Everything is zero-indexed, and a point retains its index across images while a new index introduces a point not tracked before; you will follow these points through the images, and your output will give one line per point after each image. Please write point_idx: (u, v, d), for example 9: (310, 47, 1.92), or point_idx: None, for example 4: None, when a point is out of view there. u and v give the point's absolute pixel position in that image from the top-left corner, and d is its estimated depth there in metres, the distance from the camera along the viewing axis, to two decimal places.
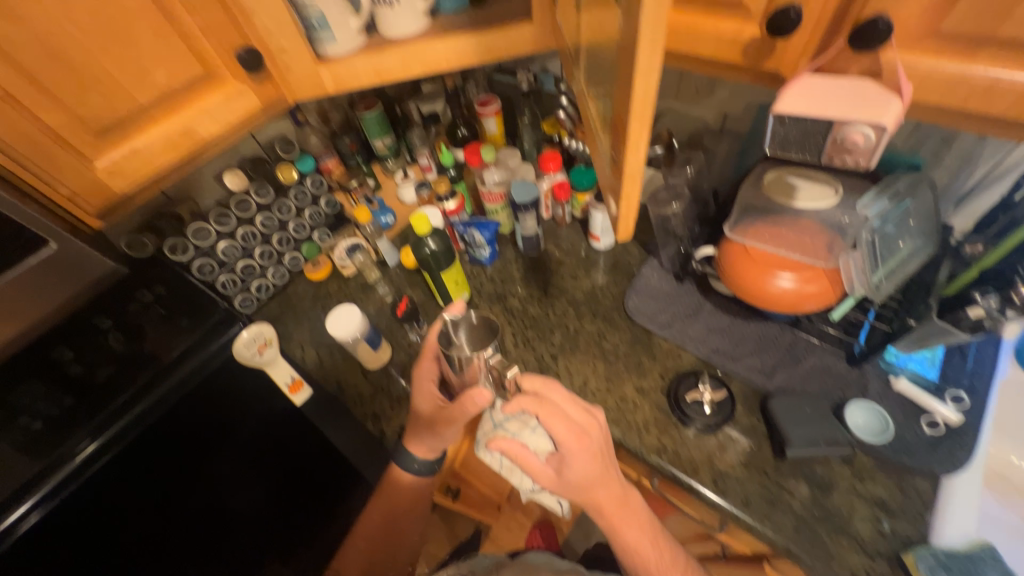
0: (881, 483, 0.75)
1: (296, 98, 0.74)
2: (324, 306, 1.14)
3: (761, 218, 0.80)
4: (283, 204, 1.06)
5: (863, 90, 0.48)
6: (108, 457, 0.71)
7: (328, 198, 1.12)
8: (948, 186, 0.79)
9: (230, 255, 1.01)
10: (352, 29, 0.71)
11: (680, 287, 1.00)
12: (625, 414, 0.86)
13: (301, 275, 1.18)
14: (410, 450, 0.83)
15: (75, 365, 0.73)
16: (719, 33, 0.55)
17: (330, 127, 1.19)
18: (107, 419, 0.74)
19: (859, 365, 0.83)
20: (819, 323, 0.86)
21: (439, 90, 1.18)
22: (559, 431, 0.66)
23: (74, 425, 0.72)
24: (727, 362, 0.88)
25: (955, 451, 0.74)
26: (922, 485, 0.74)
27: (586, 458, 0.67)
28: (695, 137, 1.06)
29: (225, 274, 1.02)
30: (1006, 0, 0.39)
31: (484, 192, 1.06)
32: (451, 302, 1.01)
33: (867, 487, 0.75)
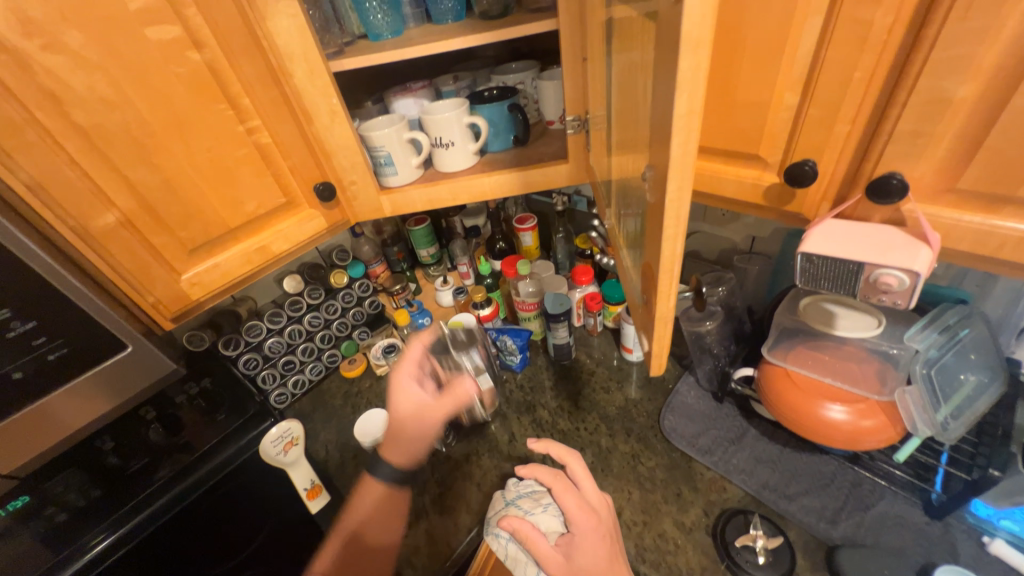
0: None
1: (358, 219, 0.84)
2: (354, 405, 1.14)
3: (802, 342, 0.78)
4: (332, 306, 1.14)
5: (889, 237, 0.50)
6: (122, 550, 0.72)
7: (372, 300, 1.21)
8: (1003, 319, 0.74)
9: (275, 350, 1.07)
10: (412, 165, 0.83)
11: (720, 408, 0.95)
12: (665, 556, 0.76)
13: (337, 371, 1.22)
14: (387, 454, 0.81)
15: (113, 455, 0.78)
16: (740, 178, 0.61)
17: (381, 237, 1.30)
18: (128, 512, 0.76)
19: (942, 518, 0.73)
20: (884, 462, 0.79)
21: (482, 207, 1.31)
22: (569, 503, 0.71)
23: (96, 518, 0.74)
24: (781, 501, 0.79)
25: None
26: None
27: (594, 542, 0.67)
28: (725, 256, 1.09)
29: (268, 369, 1.07)
30: (1018, 166, 0.41)
31: (518, 302, 1.10)
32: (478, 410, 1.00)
33: None
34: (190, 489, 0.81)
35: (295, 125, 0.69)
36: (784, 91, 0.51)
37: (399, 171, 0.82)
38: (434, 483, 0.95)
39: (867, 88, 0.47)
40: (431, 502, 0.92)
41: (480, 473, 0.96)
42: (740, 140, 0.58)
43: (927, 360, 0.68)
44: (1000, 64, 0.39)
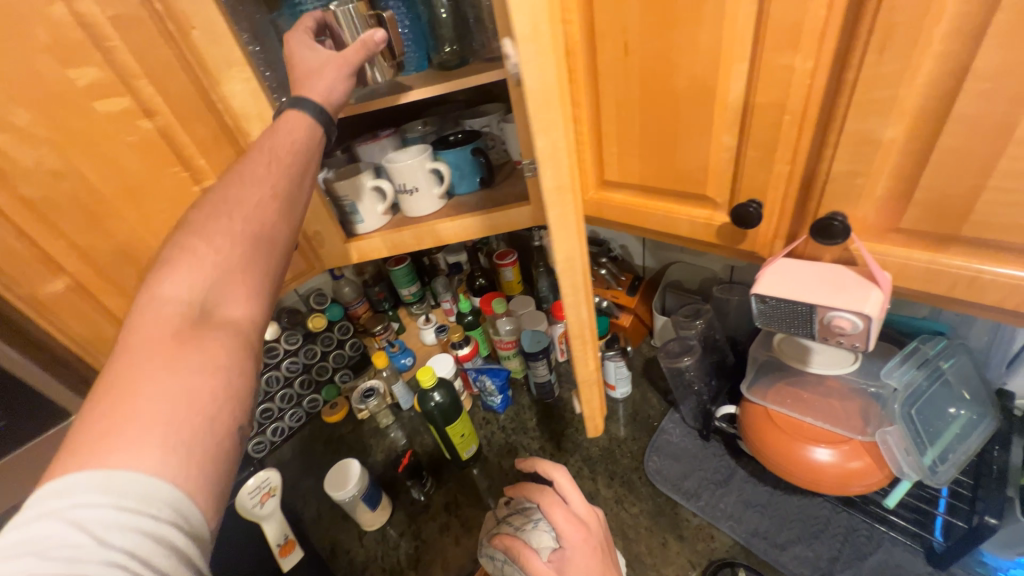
0: None
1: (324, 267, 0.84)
2: (332, 451, 1.11)
3: (780, 379, 0.76)
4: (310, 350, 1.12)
5: (840, 278, 0.48)
6: None
7: (353, 341, 1.20)
8: (987, 350, 0.71)
9: None
10: (377, 212, 0.84)
11: (706, 448, 0.91)
12: None
13: (317, 416, 1.19)
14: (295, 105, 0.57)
15: None
16: (692, 218, 0.59)
17: (363, 277, 1.27)
18: None
19: (945, 568, 0.67)
20: (877, 506, 0.73)
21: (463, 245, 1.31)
22: (557, 513, 0.59)
23: None
24: (771, 550, 0.74)
25: None
26: None
27: (590, 555, 0.57)
28: (705, 286, 1.07)
29: None
30: (956, 206, 0.40)
31: (497, 341, 1.09)
32: (456, 456, 0.98)
33: None
34: None
35: None
36: (722, 134, 0.51)
37: (365, 219, 0.83)
38: (411, 536, 0.91)
39: (800, 130, 0.46)
40: (406, 558, 0.88)
41: (458, 524, 0.92)
42: (687, 181, 0.57)
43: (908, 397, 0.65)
44: (923, 106, 0.38)
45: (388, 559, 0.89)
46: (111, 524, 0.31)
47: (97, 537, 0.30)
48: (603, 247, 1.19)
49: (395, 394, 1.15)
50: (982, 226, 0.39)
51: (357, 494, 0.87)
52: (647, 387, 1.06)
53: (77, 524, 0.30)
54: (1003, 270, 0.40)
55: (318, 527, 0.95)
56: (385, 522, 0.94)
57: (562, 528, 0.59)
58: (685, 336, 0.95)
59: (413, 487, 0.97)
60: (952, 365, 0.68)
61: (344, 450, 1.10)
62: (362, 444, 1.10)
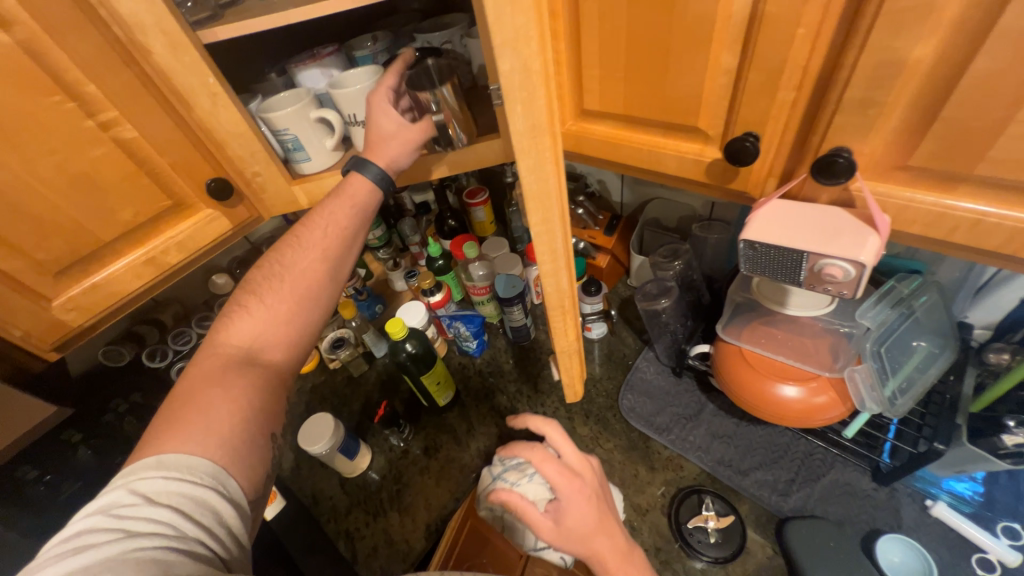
0: None
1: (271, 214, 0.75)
2: (306, 403, 1.08)
3: (756, 319, 0.75)
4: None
5: (836, 221, 0.44)
6: None
7: None
8: (956, 286, 0.72)
9: None
10: (326, 149, 0.73)
11: (679, 384, 0.94)
12: None
13: None
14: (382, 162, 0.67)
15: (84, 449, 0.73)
16: (681, 154, 0.53)
17: None
18: None
19: (888, 484, 0.73)
20: (834, 433, 0.78)
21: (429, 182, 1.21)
22: (551, 471, 0.58)
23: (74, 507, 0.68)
24: (734, 477, 0.79)
25: None
26: None
27: (586, 505, 0.58)
28: (684, 223, 1.03)
29: None
30: (977, 140, 0.35)
31: (471, 287, 1.05)
32: (433, 403, 0.97)
33: None
34: None
35: (169, 113, 0.58)
36: (721, 53, 0.44)
37: (312, 157, 0.72)
38: (391, 481, 0.92)
39: (812, 47, 0.39)
40: (388, 501, 0.90)
41: (436, 466, 0.93)
42: (677, 111, 0.50)
43: (877, 337, 0.66)
44: (961, 18, 0.32)
45: (371, 503, 0.91)
46: (162, 490, 0.44)
47: (149, 500, 0.43)
48: (580, 183, 1.11)
49: (368, 343, 1.11)
50: (999, 164, 0.35)
51: (333, 445, 0.87)
52: (622, 327, 1.05)
53: (138, 491, 0.43)
54: (1010, 214, 0.37)
55: (298, 477, 0.95)
56: (365, 469, 0.94)
57: (555, 483, 0.58)
58: (663, 277, 0.93)
59: (391, 434, 0.97)
60: (924, 303, 0.69)
61: (317, 401, 1.07)
62: (335, 395, 1.08)
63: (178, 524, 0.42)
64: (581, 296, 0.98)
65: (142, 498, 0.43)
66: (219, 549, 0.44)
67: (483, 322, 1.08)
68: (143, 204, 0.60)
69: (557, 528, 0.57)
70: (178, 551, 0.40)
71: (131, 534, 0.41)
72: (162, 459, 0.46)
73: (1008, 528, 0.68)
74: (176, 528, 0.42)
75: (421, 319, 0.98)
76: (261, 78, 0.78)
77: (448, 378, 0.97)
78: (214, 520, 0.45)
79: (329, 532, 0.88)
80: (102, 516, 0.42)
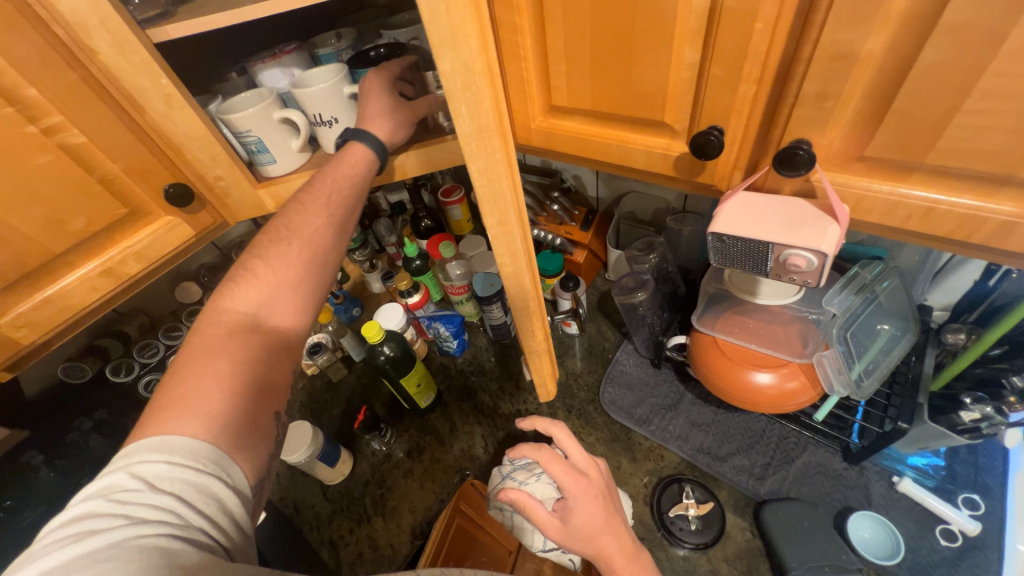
0: None
1: (236, 219, 0.73)
2: None
3: (728, 309, 0.77)
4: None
5: (798, 213, 0.45)
6: None
7: None
8: (917, 270, 0.75)
9: None
10: (291, 150, 0.70)
11: (657, 375, 0.95)
12: None
13: None
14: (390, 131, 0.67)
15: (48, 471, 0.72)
16: (649, 148, 0.54)
17: None
18: None
19: (857, 463, 0.76)
20: (806, 416, 0.80)
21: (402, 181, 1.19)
22: (559, 471, 0.58)
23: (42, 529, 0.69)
24: (712, 464, 0.81)
25: (979, 571, 0.65)
26: None
27: (591, 503, 0.58)
28: (658, 216, 1.04)
29: None
30: (927, 130, 0.36)
31: (448, 286, 1.04)
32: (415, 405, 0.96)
33: None
34: None
35: (119, 116, 0.56)
36: (684, 46, 0.44)
37: (277, 158, 0.70)
38: (374, 485, 0.91)
39: (771, 41, 0.40)
40: (372, 506, 0.89)
41: (420, 468, 0.93)
42: (643, 105, 0.50)
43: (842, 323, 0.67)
44: (910, 11, 0.33)
45: (355, 509, 0.89)
46: (164, 475, 0.39)
47: (151, 486, 0.38)
48: (556, 178, 1.11)
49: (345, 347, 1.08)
50: (948, 153, 0.37)
51: (313, 454, 0.85)
52: (602, 321, 1.06)
53: (139, 475, 0.39)
54: (960, 200, 0.39)
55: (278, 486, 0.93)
56: (347, 474, 0.93)
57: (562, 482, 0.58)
58: (639, 271, 0.94)
59: (373, 439, 0.96)
60: (887, 287, 0.71)
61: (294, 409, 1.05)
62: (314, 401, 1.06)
63: (182, 512, 0.38)
64: (559, 292, 0.98)
65: (144, 483, 0.38)
66: (226, 540, 0.40)
67: (462, 321, 1.08)
68: (95, 213, 0.57)
69: (564, 526, 0.57)
70: (183, 541, 0.36)
71: (131, 522, 0.36)
72: (165, 442, 0.41)
73: (967, 499, 0.71)
74: (176, 521, 0.37)
75: (397, 321, 0.97)
76: (219, 77, 0.74)
77: (429, 379, 0.96)
78: (219, 513, 0.40)
79: (312, 541, 0.86)
80: (100, 500, 0.37)
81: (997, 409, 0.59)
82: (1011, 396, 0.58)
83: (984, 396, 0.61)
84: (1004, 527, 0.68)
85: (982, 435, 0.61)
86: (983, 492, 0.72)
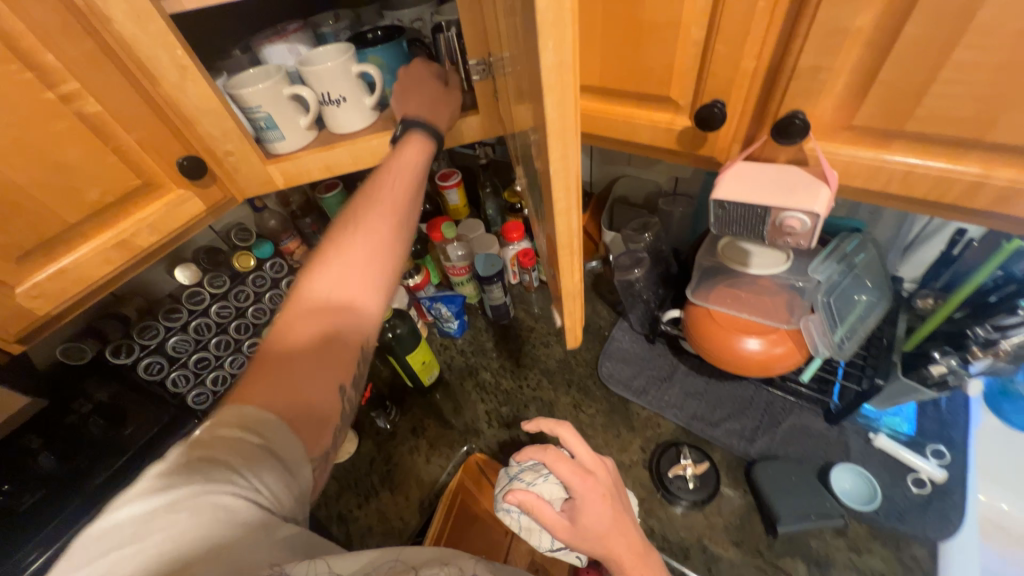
0: (879, 555, 0.71)
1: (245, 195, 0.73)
2: None
3: (719, 282, 0.82)
4: (237, 297, 1.00)
5: (793, 180, 0.50)
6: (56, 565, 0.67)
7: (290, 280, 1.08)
8: (890, 241, 0.82)
9: (182, 349, 0.92)
10: (300, 128, 0.71)
11: (652, 349, 1.00)
12: None
13: None
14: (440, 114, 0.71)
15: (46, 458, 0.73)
16: (654, 123, 0.57)
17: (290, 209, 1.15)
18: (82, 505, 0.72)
19: (837, 422, 0.82)
20: (791, 382, 0.86)
21: None
22: (564, 474, 0.60)
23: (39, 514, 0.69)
24: (706, 428, 0.86)
25: (947, 513, 0.72)
26: (919, 552, 0.70)
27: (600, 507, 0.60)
28: (650, 199, 1.09)
29: (177, 371, 0.91)
30: (905, 99, 0.41)
31: (449, 267, 1.06)
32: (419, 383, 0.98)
33: (865, 560, 0.70)
34: None
35: (134, 86, 0.56)
36: (690, 26, 0.47)
37: (286, 135, 0.70)
38: (381, 462, 0.93)
39: (770, 18, 0.44)
40: (379, 482, 0.91)
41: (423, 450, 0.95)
42: (651, 82, 0.54)
43: (825, 291, 0.73)
44: None
45: (362, 485, 0.91)
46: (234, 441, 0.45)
47: (224, 451, 0.44)
48: None
49: None
50: (925, 120, 0.41)
51: None
52: (597, 301, 1.10)
53: (215, 438, 0.45)
54: (935, 163, 0.44)
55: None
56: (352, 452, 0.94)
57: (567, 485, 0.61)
58: (634, 250, 0.97)
59: (378, 417, 0.97)
60: (863, 257, 0.77)
61: None
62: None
63: (244, 479, 0.43)
64: None
65: (219, 447, 0.44)
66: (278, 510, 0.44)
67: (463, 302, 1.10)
68: (109, 185, 0.57)
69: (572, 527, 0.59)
70: (245, 504, 0.41)
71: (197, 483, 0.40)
72: (235, 414, 0.47)
73: (935, 450, 0.78)
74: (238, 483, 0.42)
75: (402, 302, 0.99)
76: (224, 54, 0.75)
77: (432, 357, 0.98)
78: (280, 483, 0.45)
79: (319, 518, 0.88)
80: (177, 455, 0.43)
81: (961, 361, 0.66)
82: (974, 348, 0.65)
83: (950, 351, 0.68)
84: (966, 472, 0.75)
85: (948, 386, 0.67)
86: (948, 443, 0.79)
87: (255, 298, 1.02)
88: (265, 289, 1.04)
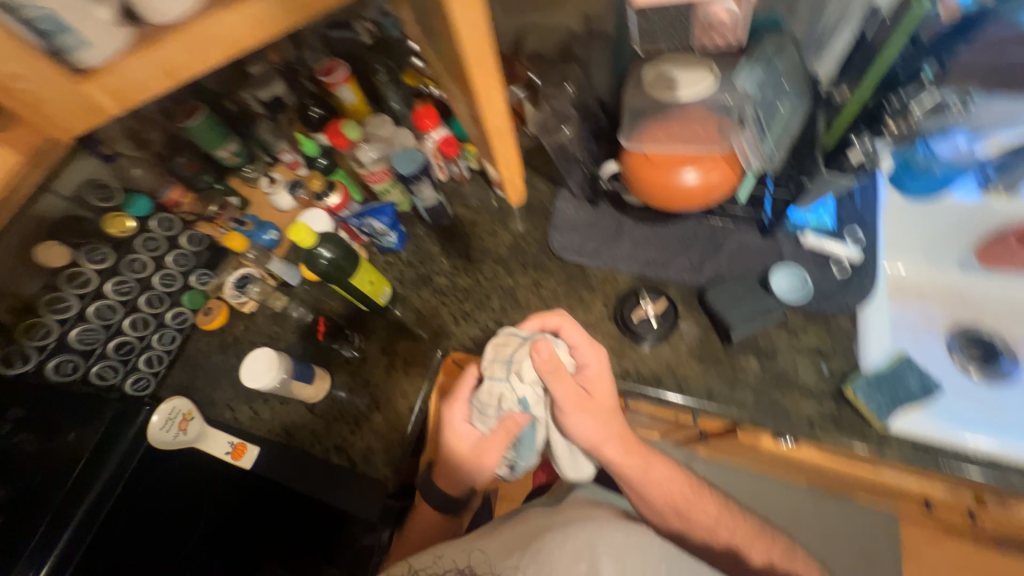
0: (813, 333, 0.83)
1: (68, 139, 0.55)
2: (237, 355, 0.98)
3: (649, 121, 0.77)
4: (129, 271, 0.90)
5: None
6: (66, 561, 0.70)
7: (187, 233, 0.96)
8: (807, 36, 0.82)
9: (93, 339, 0.86)
10: (104, 23, 0.48)
11: (596, 212, 0.97)
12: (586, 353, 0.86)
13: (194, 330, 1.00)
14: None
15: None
16: None
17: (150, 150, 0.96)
18: (68, 496, 0.74)
19: (771, 235, 0.88)
20: (731, 208, 0.88)
21: (270, 68, 0.99)
22: (593, 377, 0.73)
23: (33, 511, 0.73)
24: (660, 272, 0.89)
25: (862, 284, 0.83)
26: (843, 321, 0.83)
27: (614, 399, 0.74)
28: (566, 48, 0.99)
29: (98, 363, 0.87)
30: None
31: (366, 175, 0.95)
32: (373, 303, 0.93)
33: (804, 340, 0.82)
34: (120, 465, 0.79)
35: None
36: None
37: (88, 38, 0.48)
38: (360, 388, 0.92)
39: None
40: (366, 406, 0.91)
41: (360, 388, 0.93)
42: None
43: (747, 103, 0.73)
44: None
45: (349, 414, 0.91)
46: None
47: None
48: None
49: (276, 274, 0.98)
50: None
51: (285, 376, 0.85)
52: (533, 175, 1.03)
53: None
54: None
55: (258, 422, 0.91)
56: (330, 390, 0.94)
57: (583, 364, 0.73)
58: (560, 109, 0.93)
59: (342, 348, 0.94)
60: (784, 57, 0.76)
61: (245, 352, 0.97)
62: (261, 325, 0.99)
63: None
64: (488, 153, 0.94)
65: None
66: None
67: (397, 211, 1.01)
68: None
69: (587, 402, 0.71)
70: None
71: None
72: None
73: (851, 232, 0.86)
74: None
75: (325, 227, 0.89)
76: None
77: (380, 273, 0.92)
78: None
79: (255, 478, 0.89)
80: None
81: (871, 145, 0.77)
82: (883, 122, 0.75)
83: (865, 131, 0.77)
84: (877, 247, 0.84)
85: (866, 168, 0.79)
86: (862, 224, 0.86)
87: (154, 266, 0.92)
88: (160, 253, 0.93)
